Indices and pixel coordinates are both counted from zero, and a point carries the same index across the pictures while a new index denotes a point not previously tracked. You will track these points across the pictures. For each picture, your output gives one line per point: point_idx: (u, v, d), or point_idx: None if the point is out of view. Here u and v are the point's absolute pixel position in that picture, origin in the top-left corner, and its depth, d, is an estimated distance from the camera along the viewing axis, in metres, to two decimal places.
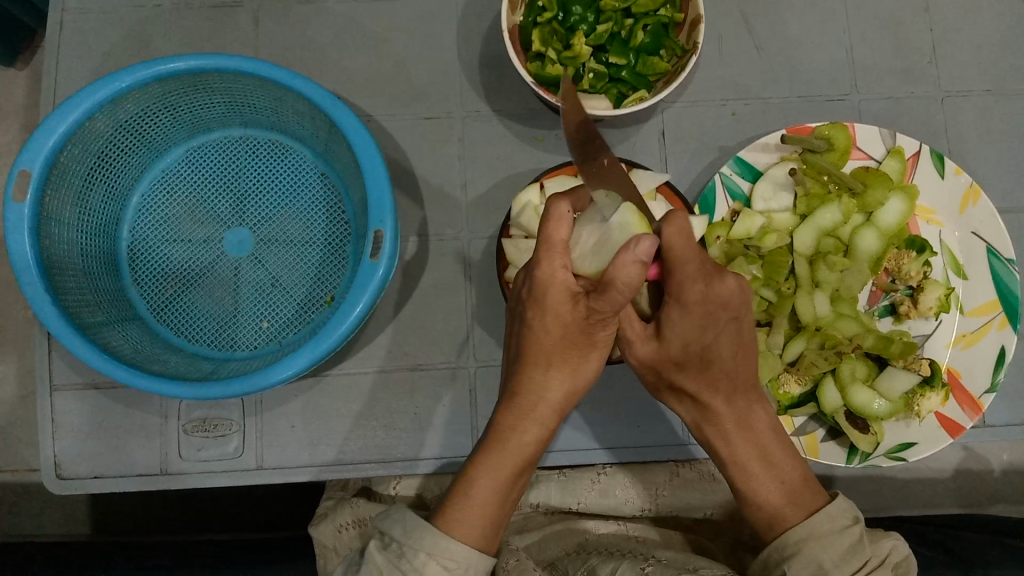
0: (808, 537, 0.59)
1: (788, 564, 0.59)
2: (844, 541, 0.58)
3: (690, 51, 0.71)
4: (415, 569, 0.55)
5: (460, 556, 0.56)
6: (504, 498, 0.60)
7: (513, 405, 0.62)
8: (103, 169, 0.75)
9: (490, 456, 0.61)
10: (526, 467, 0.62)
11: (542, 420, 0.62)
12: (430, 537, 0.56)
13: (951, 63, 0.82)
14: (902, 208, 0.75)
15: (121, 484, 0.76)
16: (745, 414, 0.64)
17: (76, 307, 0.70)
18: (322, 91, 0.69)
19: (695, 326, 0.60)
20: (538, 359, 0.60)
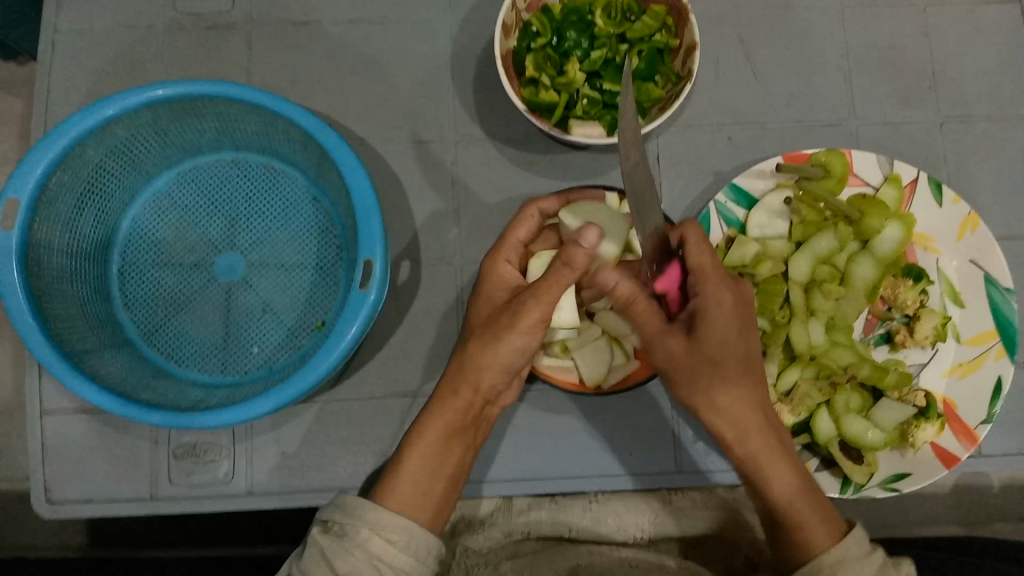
0: (842, 560, 0.58)
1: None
2: (872, 564, 0.57)
3: (685, 78, 0.71)
4: (359, 544, 0.57)
5: (399, 530, 0.58)
6: (433, 471, 0.64)
7: (449, 373, 0.66)
8: (94, 193, 0.75)
9: (427, 431, 0.65)
10: (460, 442, 0.65)
11: (474, 395, 0.65)
12: (371, 514, 0.59)
13: (951, 88, 0.81)
14: (899, 235, 0.74)
15: (111, 509, 0.76)
16: (777, 438, 0.62)
17: (65, 333, 0.69)
18: (308, 115, 0.68)
19: (715, 335, 0.60)
20: (483, 336, 0.63)
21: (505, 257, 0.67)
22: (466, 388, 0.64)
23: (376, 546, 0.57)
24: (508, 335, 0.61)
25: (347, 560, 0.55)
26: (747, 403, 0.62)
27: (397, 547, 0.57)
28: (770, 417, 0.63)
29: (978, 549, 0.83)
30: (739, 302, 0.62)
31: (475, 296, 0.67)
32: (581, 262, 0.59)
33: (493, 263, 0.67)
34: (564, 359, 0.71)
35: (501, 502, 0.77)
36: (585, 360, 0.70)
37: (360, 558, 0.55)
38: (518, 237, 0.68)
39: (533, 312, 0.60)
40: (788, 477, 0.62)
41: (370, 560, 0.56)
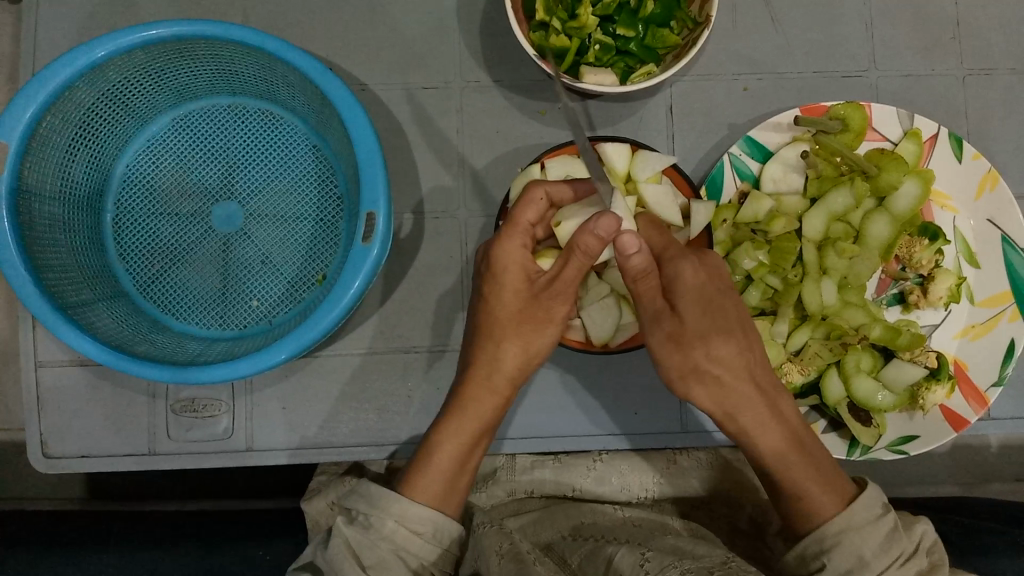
0: (847, 528, 0.58)
1: (828, 556, 0.57)
2: (880, 532, 0.57)
3: (702, 25, 0.66)
4: (385, 536, 0.58)
5: (427, 521, 0.60)
6: (461, 466, 0.63)
7: (477, 373, 0.64)
8: (86, 139, 0.72)
9: (462, 426, 0.64)
10: (487, 435, 0.65)
11: (510, 391, 0.65)
12: (398, 506, 0.59)
13: (975, 39, 0.78)
14: (917, 192, 0.72)
15: (108, 463, 0.75)
16: (768, 407, 0.62)
17: (59, 285, 0.67)
18: (312, 61, 0.65)
19: (694, 305, 0.61)
20: (522, 330, 0.63)
21: (518, 241, 0.62)
22: (503, 384, 0.64)
23: (402, 538, 0.59)
24: (547, 329, 0.63)
25: (374, 554, 0.57)
26: (731, 373, 0.61)
27: (424, 539, 0.59)
28: (762, 386, 0.62)
29: (978, 508, 0.84)
30: (708, 274, 0.62)
31: (492, 291, 0.64)
32: (597, 248, 0.57)
33: (504, 248, 0.62)
34: None
35: (506, 460, 0.77)
36: (592, 320, 0.68)
37: (386, 551, 0.58)
38: (529, 221, 0.62)
39: (564, 304, 0.62)
40: (783, 447, 0.61)
41: (396, 553, 0.58)
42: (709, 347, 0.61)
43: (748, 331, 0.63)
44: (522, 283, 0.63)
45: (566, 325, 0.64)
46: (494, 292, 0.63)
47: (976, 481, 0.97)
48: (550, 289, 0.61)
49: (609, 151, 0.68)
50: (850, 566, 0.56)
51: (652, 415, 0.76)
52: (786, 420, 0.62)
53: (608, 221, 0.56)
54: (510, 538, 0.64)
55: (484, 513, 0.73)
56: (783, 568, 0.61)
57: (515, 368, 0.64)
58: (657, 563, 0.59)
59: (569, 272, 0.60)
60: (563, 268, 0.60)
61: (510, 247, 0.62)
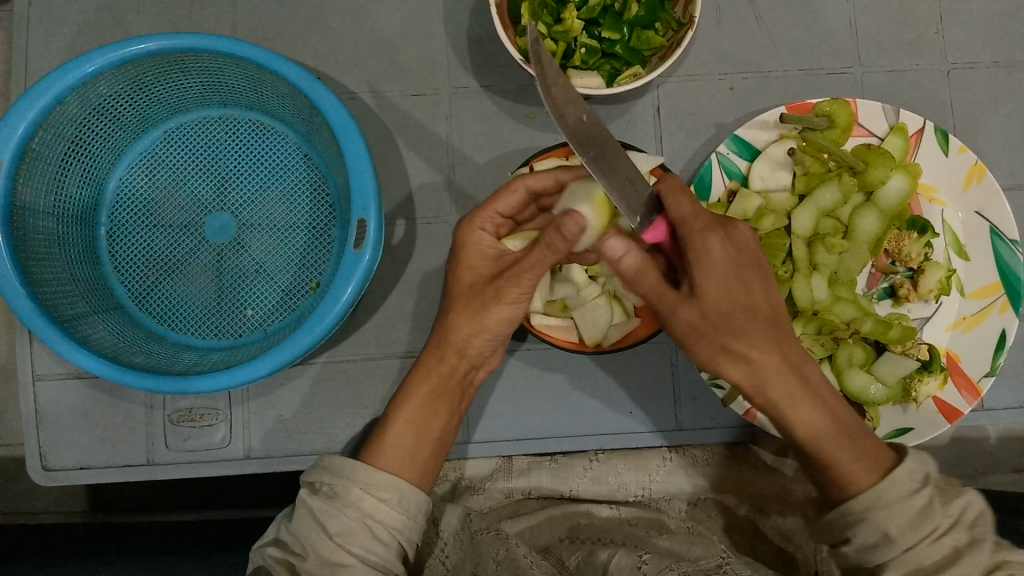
0: (874, 505, 0.54)
1: (853, 531, 0.55)
2: (912, 507, 0.53)
3: (685, 25, 0.67)
4: (351, 504, 0.58)
5: (390, 487, 0.59)
6: (421, 436, 0.64)
7: (433, 343, 0.66)
8: (78, 153, 0.72)
9: (412, 395, 0.65)
10: (446, 405, 0.66)
11: (459, 360, 0.66)
12: (362, 473, 0.59)
13: (959, 34, 0.79)
14: (904, 187, 0.72)
15: (107, 475, 0.75)
16: (798, 381, 0.58)
17: (53, 298, 0.68)
18: (302, 72, 0.65)
19: (713, 282, 0.56)
20: (469, 305, 0.63)
21: (480, 224, 0.63)
22: (452, 354, 0.65)
23: (368, 505, 0.58)
24: (495, 307, 0.62)
25: (340, 522, 0.57)
26: (762, 349, 0.57)
27: (389, 505, 0.59)
28: (791, 359, 0.58)
29: None
30: (735, 253, 0.57)
31: (452, 267, 0.65)
32: (562, 248, 0.56)
33: (465, 230, 0.63)
34: (564, 318, 0.70)
35: (502, 462, 0.78)
36: (584, 319, 0.69)
37: (352, 520, 0.57)
38: (499, 210, 0.63)
39: (517, 290, 0.61)
40: (816, 418, 0.58)
41: (363, 520, 0.57)
42: (738, 327, 0.57)
43: (778, 312, 0.59)
44: (480, 262, 0.64)
45: (515, 307, 0.62)
46: (452, 269, 0.65)
47: (974, 473, 0.97)
48: (505, 273, 0.61)
49: None
50: (875, 541, 0.53)
51: (648, 413, 0.77)
52: (820, 392, 0.58)
53: (575, 223, 0.55)
54: (507, 544, 0.65)
55: (480, 517, 0.73)
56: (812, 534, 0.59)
57: (466, 337, 0.64)
58: (654, 564, 0.60)
59: (529, 261, 0.58)
60: (525, 256, 0.59)
61: (471, 230, 0.63)
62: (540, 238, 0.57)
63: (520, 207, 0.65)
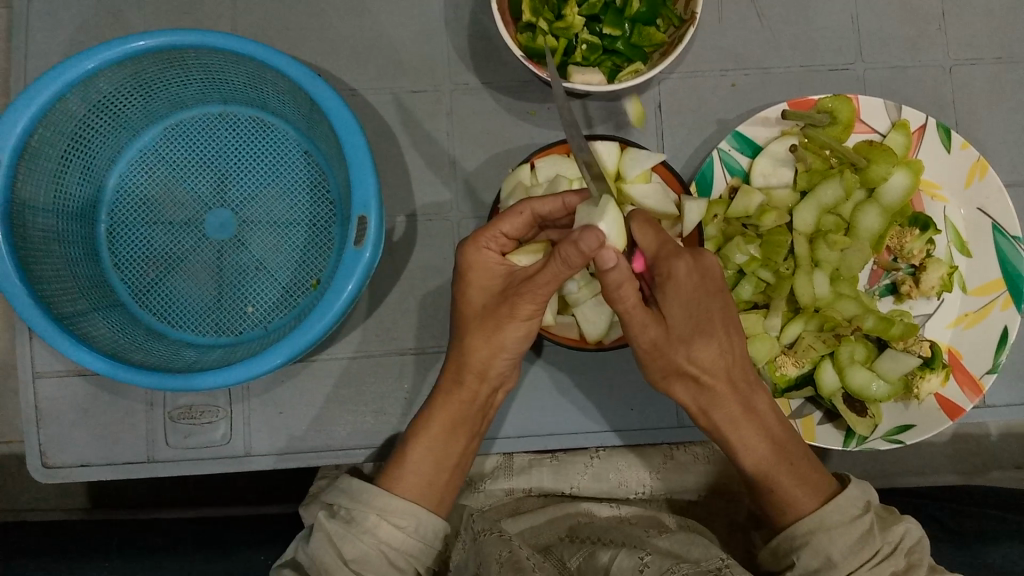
0: (815, 530, 0.59)
1: (798, 554, 0.60)
2: (854, 532, 0.58)
3: (687, 22, 0.66)
4: (368, 530, 0.59)
5: (408, 515, 0.61)
6: (440, 462, 0.64)
7: (451, 368, 0.66)
8: (78, 150, 0.72)
9: (432, 420, 0.65)
10: (468, 429, 0.66)
11: (480, 384, 0.65)
12: (380, 500, 0.61)
13: (961, 29, 0.78)
14: (906, 182, 0.72)
15: (109, 472, 0.75)
16: (742, 406, 0.63)
17: (53, 296, 0.68)
18: (304, 71, 0.65)
19: (679, 310, 0.60)
20: (485, 326, 0.63)
21: (484, 244, 0.62)
22: (472, 377, 0.65)
23: (385, 532, 0.59)
24: (510, 325, 0.62)
25: (356, 547, 0.58)
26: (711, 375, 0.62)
27: (406, 532, 0.60)
28: (740, 386, 0.63)
29: (976, 497, 0.84)
30: (701, 278, 0.60)
31: (459, 288, 0.64)
32: (578, 261, 0.54)
33: (470, 248, 0.62)
34: (566, 316, 0.71)
35: (503, 459, 0.78)
36: (588, 318, 0.69)
37: (369, 546, 0.58)
38: (503, 231, 0.62)
39: (531, 305, 0.60)
40: (759, 445, 0.63)
41: (379, 547, 0.59)
42: (690, 349, 0.61)
43: (734, 336, 0.63)
44: (489, 281, 0.63)
45: (530, 323, 0.62)
46: (460, 291, 0.64)
47: (975, 469, 0.97)
48: (519, 286, 0.60)
49: (600, 150, 0.68)
50: (818, 564, 0.58)
51: (646, 412, 0.76)
52: (763, 419, 0.63)
53: (593, 238, 0.53)
54: (510, 545, 0.65)
55: (481, 517, 0.73)
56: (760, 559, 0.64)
57: (484, 361, 0.64)
58: (657, 568, 0.61)
59: (545, 276, 0.57)
60: (539, 272, 0.58)
61: (475, 252, 0.62)
62: (555, 251, 0.55)
63: (524, 228, 0.63)
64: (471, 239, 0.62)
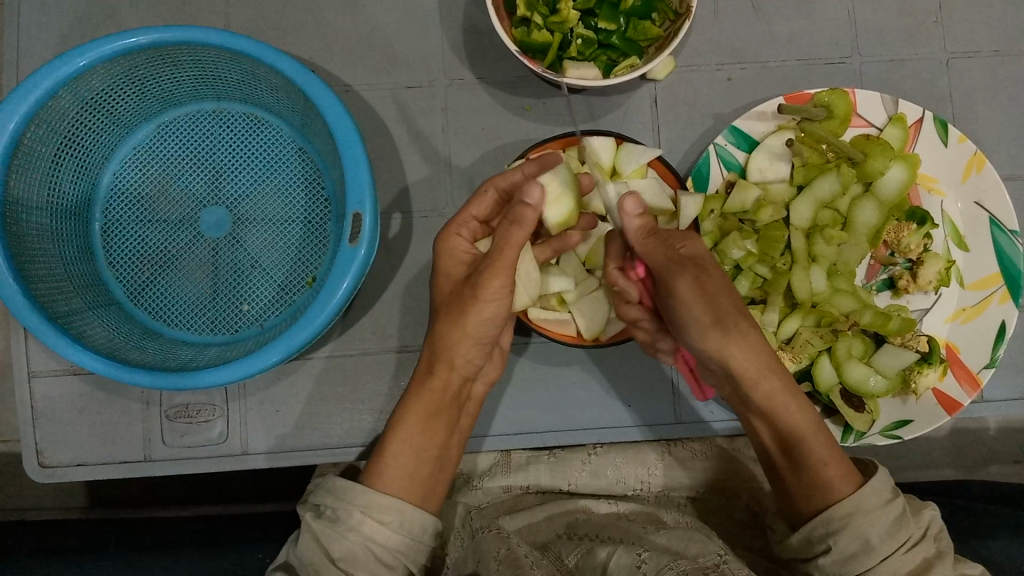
0: (854, 512, 0.58)
1: (833, 539, 0.58)
2: (889, 515, 0.57)
3: (683, 16, 0.66)
4: (353, 528, 0.58)
5: (390, 510, 0.59)
6: (421, 453, 0.63)
7: (424, 361, 0.66)
8: (72, 147, 0.72)
9: (408, 416, 0.64)
10: (443, 422, 0.65)
11: (450, 374, 0.65)
12: (362, 497, 0.59)
13: (958, 23, 0.78)
14: (903, 177, 0.72)
15: (105, 471, 0.75)
16: (785, 379, 0.62)
17: (48, 294, 0.68)
18: (298, 67, 0.65)
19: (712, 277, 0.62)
20: (452, 311, 0.63)
21: (454, 230, 0.64)
22: (443, 367, 0.64)
23: (370, 529, 0.58)
24: (473, 308, 0.62)
25: (342, 546, 0.57)
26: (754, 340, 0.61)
27: (390, 529, 0.59)
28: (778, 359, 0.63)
29: (973, 491, 0.83)
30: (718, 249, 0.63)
31: (434, 278, 0.66)
32: (528, 217, 0.59)
33: (443, 234, 0.65)
34: (561, 312, 0.70)
35: (500, 457, 0.78)
36: (583, 314, 0.69)
37: (354, 543, 0.57)
38: (473, 213, 0.65)
39: (493, 281, 0.60)
40: (797, 419, 0.62)
41: (365, 544, 0.57)
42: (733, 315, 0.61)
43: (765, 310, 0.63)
44: (458, 267, 0.64)
45: (495, 304, 0.61)
46: (434, 281, 0.65)
47: (973, 464, 0.97)
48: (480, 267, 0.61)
49: (595, 145, 0.68)
50: (855, 548, 0.57)
51: (645, 409, 0.77)
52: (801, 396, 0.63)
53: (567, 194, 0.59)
54: (508, 542, 0.64)
55: (479, 513, 0.73)
56: (788, 551, 0.62)
57: (450, 349, 0.64)
58: (654, 564, 0.60)
59: (502, 248, 0.59)
60: (494, 245, 0.60)
61: (444, 240, 0.64)
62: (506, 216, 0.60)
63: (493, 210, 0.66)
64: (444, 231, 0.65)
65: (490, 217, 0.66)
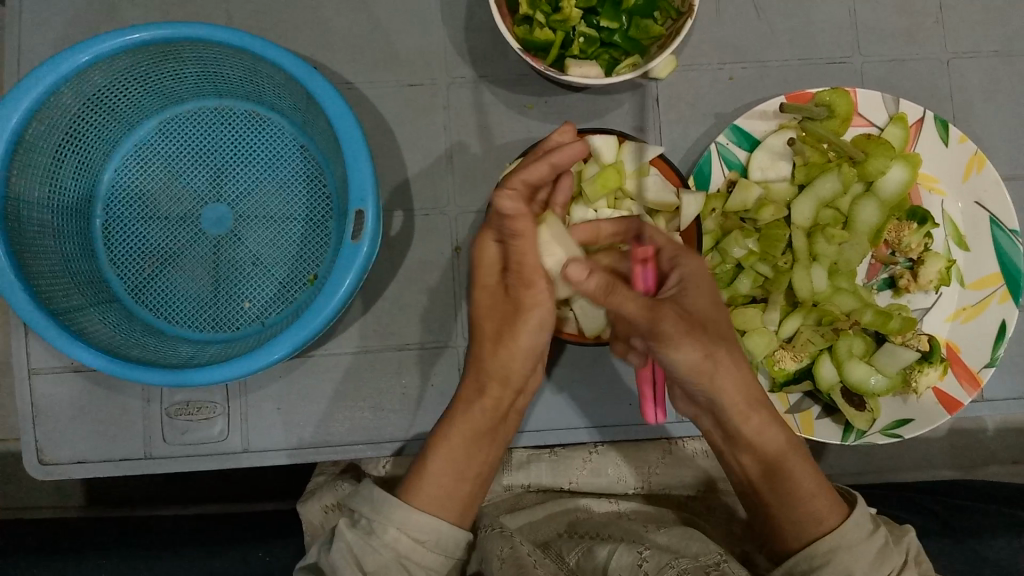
0: (838, 547, 0.59)
1: (818, 574, 0.59)
2: (872, 550, 0.58)
3: (685, 14, 0.66)
4: (387, 543, 0.58)
5: (429, 530, 0.59)
6: (461, 474, 0.63)
7: (473, 377, 0.66)
8: (73, 144, 0.72)
9: (452, 433, 0.64)
10: (487, 439, 0.65)
11: (505, 390, 0.65)
12: (400, 514, 0.59)
13: (958, 22, 0.78)
14: (903, 176, 0.72)
15: (106, 469, 0.75)
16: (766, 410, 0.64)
17: (49, 291, 0.67)
18: (331, 91, 0.64)
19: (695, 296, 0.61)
20: (502, 320, 0.64)
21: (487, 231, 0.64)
22: (495, 384, 0.65)
23: (404, 547, 0.58)
24: (518, 316, 0.64)
25: (376, 559, 0.57)
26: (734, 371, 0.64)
27: (426, 547, 0.59)
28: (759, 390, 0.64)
29: (971, 491, 0.84)
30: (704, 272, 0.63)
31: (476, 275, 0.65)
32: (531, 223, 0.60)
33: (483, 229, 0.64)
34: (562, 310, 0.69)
35: (502, 454, 0.78)
36: (584, 313, 0.67)
37: (389, 558, 0.57)
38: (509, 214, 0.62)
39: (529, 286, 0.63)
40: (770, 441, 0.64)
41: (399, 561, 0.58)
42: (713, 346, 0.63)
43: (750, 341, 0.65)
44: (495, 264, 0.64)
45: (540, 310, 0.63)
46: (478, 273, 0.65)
47: (971, 464, 0.97)
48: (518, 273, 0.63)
49: (598, 143, 0.67)
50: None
51: (644, 406, 0.75)
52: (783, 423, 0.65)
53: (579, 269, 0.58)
54: (513, 541, 0.64)
55: (483, 514, 0.74)
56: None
57: (512, 367, 0.65)
58: (656, 563, 0.60)
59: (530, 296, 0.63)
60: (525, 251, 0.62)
61: (483, 237, 0.64)
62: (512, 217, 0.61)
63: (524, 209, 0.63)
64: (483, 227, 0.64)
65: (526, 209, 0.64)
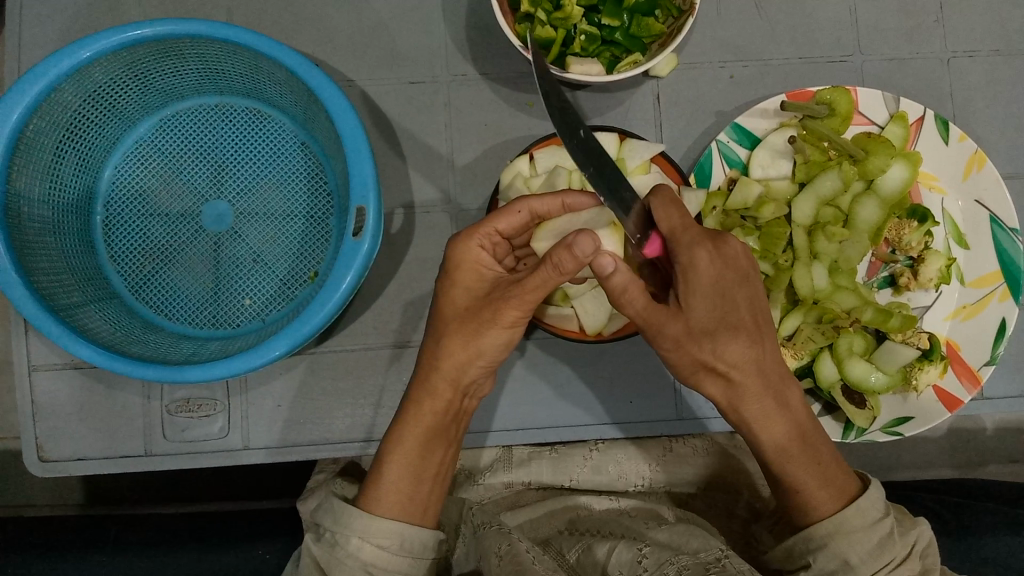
0: (836, 532, 0.59)
1: (813, 556, 0.60)
2: (873, 536, 0.58)
3: (686, 12, 0.66)
4: (351, 553, 0.58)
5: (390, 534, 0.59)
6: (419, 475, 0.63)
7: (421, 376, 0.64)
8: (74, 141, 0.72)
9: (406, 435, 0.63)
10: (442, 439, 0.64)
11: (453, 394, 0.64)
12: (359, 522, 0.59)
13: (959, 22, 0.78)
14: (905, 175, 0.72)
15: (106, 466, 0.75)
16: (773, 400, 0.62)
17: (49, 287, 0.67)
18: (331, 85, 0.64)
19: (701, 301, 0.58)
20: (463, 329, 0.62)
21: (477, 241, 0.61)
22: (445, 387, 0.63)
23: (368, 554, 0.58)
24: (491, 329, 0.61)
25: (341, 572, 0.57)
26: (741, 371, 0.60)
27: (390, 552, 0.59)
28: (770, 379, 0.62)
29: (970, 489, 0.84)
30: (723, 263, 0.58)
31: (444, 285, 0.63)
32: (571, 266, 0.55)
33: (463, 243, 0.61)
34: (564, 307, 0.69)
35: (502, 452, 0.78)
36: (585, 309, 0.68)
37: (353, 568, 0.57)
38: (498, 228, 0.61)
39: (515, 312, 0.60)
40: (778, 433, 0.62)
41: (364, 568, 0.58)
42: (719, 345, 0.59)
43: (760, 326, 0.61)
44: (475, 282, 0.62)
45: (512, 329, 0.61)
46: (445, 290, 0.63)
47: (970, 463, 0.98)
48: (506, 292, 0.60)
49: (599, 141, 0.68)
50: (835, 568, 0.58)
51: (643, 405, 0.76)
52: (792, 412, 0.62)
53: (587, 242, 0.54)
54: (510, 538, 0.64)
55: (479, 511, 0.74)
56: (772, 561, 0.64)
57: (459, 366, 0.63)
58: (655, 559, 0.61)
59: (535, 281, 0.57)
60: (530, 277, 0.58)
61: (466, 247, 0.61)
62: (548, 256, 0.56)
63: (519, 228, 0.63)
64: (456, 245, 0.62)
65: (511, 231, 0.63)
